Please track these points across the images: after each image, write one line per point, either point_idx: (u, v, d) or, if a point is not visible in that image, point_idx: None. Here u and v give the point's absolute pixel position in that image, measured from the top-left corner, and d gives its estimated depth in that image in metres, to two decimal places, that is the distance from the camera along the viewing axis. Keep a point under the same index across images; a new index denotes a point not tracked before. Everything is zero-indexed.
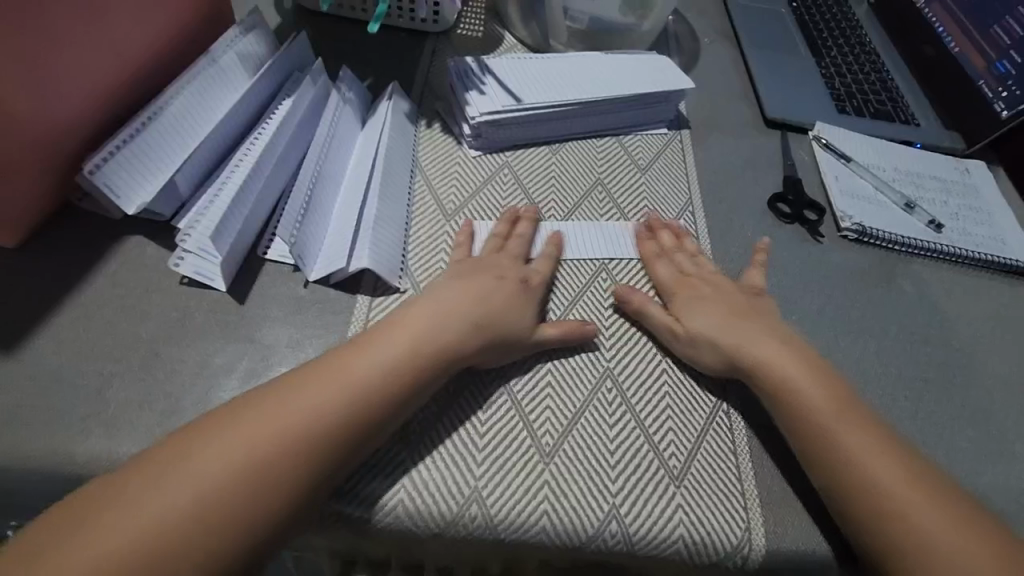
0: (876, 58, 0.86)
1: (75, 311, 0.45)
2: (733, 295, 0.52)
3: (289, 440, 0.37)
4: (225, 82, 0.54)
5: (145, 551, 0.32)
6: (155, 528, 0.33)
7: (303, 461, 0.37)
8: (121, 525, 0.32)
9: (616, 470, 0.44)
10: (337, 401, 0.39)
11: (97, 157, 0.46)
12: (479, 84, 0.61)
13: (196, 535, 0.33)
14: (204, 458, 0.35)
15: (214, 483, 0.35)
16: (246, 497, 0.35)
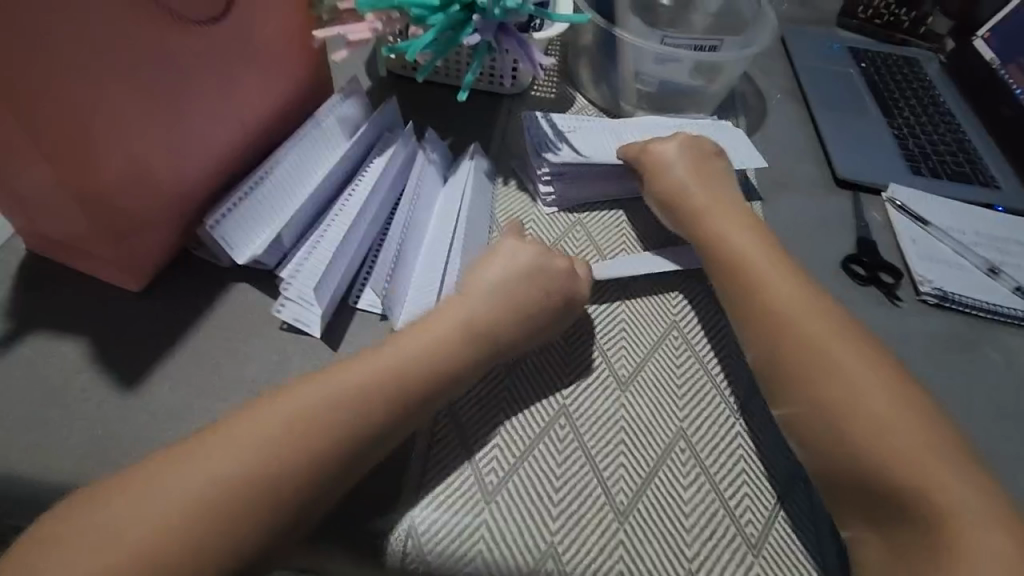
0: (951, 118, 0.85)
1: (189, 351, 0.49)
2: (788, 273, 0.51)
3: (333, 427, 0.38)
4: (326, 143, 0.59)
5: (193, 523, 0.33)
6: (201, 501, 0.34)
7: (334, 453, 0.38)
8: (173, 499, 0.34)
9: (691, 534, 0.44)
10: (355, 409, 0.40)
11: (217, 214, 0.51)
12: (554, 149, 0.63)
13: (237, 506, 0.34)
14: (235, 432, 0.37)
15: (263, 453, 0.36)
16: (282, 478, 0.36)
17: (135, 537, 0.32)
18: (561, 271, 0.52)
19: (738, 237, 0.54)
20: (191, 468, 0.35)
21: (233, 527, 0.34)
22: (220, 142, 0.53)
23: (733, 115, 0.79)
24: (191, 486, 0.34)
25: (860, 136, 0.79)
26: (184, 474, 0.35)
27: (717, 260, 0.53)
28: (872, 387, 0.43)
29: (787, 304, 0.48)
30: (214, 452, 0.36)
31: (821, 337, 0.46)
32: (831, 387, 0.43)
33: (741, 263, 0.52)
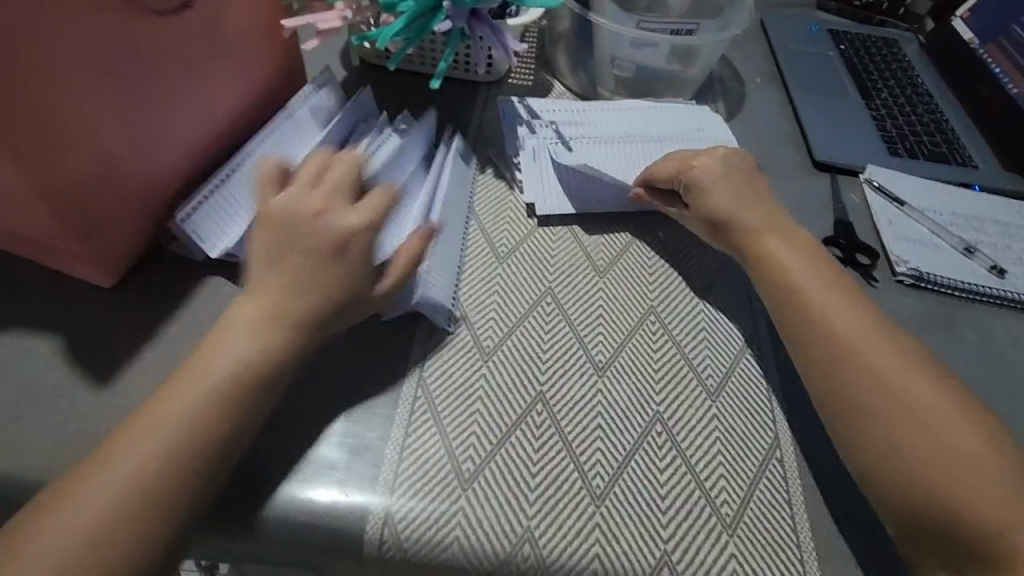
0: (930, 99, 0.85)
1: (162, 346, 0.49)
2: (833, 290, 0.51)
3: (239, 393, 0.40)
4: (300, 134, 0.59)
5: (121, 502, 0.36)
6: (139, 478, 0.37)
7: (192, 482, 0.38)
8: (120, 480, 0.36)
9: (667, 516, 0.44)
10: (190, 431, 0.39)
11: (188, 207, 0.51)
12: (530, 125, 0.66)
13: (169, 476, 0.37)
14: (164, 411, 0.39)
15: (179, 429, 0.38)
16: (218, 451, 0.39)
17: (90, 523, 0.35)
18: (338, 238, 0.46)
19: (783, 245, 0.54)
20: (133, 446, 0.38)
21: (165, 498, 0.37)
22: (190, 135, 0.53)
23: (712, 99, 0.79)
24: (134, 461, 0.37)
25: (839, 118, 0.79)
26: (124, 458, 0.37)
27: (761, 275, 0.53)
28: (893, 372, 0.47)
29: (828, 302, 0.50)
30: (147, 428, 0.38)
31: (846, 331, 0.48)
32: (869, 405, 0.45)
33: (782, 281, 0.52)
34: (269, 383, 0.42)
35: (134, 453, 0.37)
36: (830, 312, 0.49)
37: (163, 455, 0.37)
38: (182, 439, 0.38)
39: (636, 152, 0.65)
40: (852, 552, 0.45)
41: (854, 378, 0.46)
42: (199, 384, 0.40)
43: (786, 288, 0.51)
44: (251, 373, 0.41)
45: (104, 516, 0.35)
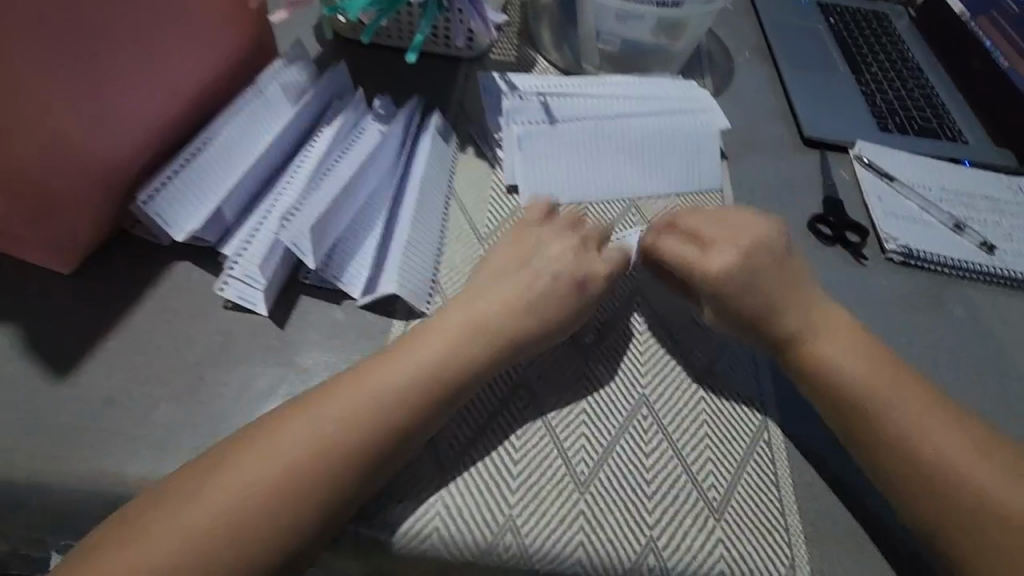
0: (919, 74, 0.83)
1: (127, 335, 0.47)
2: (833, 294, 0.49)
3: (352, 451, 0.38)
4: (270, 111, 0.56)
5: (246, 513, 0.35)
6: (270, 490, 0.36)
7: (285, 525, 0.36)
8: (232, 490, 0.36)
9: (652, 501, 0.43)
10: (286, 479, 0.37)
11: (150, 188, 0.48)
12: (512, 96, 0.62)
13: (306, 497, 0.37)
14: (308, 427, 0.38)
15: (320, 447, 0.38)
16: (348, 476, 0.38)
17: (189, 533, 0.35)
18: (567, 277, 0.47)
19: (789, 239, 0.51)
20: (269, 454, 0.37)
21: (291, 517, 0.36)
22: (152, 111, 0.50)
23: (700, 75, 0.77)
24: (263, 470, 0.37)
25: (828, 93, 0.77)
26: (245, 463, 0.37)
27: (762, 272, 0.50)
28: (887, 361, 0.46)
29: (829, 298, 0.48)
30: (290, 438, 0.38)
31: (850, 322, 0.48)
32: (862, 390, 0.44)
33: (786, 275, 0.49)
34: (383, 441, 0.39)
35: (258, 460, 0.37)
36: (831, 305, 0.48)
37: (300, 471, 0.37)
38: (317, 458, 0.37)
39: (623, 131, 0.62)
40: (841, 533, 0.44)
41: (874, 368, 0.45)
42: (361, 406, 0.39)
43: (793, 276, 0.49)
44: (354, 424, 0.39)
45: (223, 527, 0.35)
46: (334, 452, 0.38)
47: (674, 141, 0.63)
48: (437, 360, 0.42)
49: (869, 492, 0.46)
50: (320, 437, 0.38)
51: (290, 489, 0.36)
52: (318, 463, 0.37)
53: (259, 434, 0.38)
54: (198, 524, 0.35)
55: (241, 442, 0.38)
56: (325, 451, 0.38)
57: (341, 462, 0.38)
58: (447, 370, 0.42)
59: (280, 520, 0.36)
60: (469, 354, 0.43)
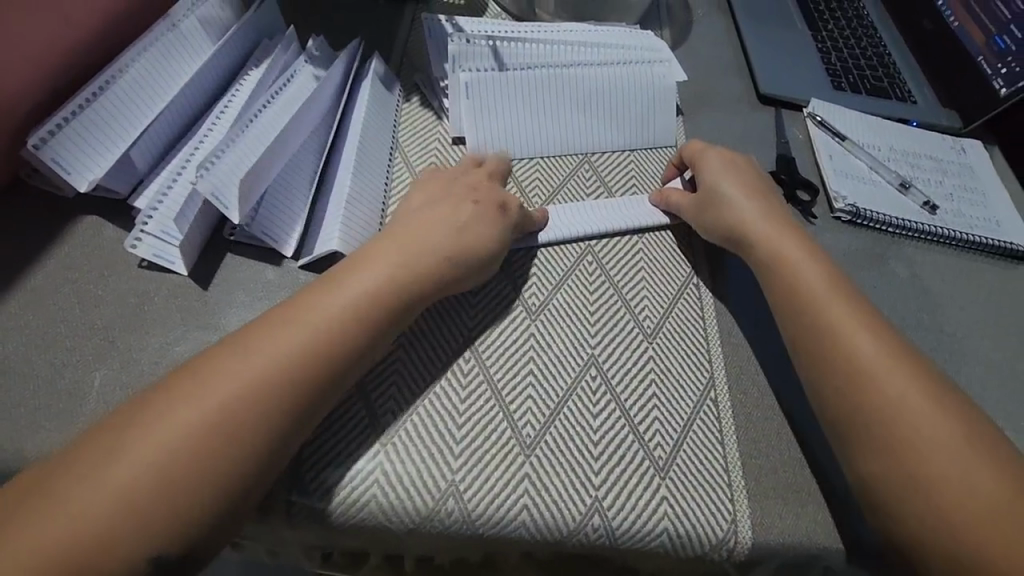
0: (873, 33, 0.83)
1: (26, 296, 0.42)
2: (772, 211, 0.52)
3: (276, 403, 0.36)
4: (187, 50, 0.50)
5: (176, 458, 0.33)
6: (185, 437, 0.34)
7: (214, 479, 0.33)
8: (159, 435, 0.33)
9: (599, 462, 0.43)
10: (203, 433, 0.34)
11: (43, 130, 0.42)
12: (459, 37, 0.58)
13: (242, 444, 0.35)
14: (243, 361, 0.36)
15: (250, 378, 0.36)
16: (280, 417, 0.36)
17: (116, 485, 0.32)
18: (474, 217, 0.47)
19: (712, 168, 0.55)
20: (195, 395, 0.35)
21: (229, 456, 0.34)
22: (42, 40, 0.43)
23: (657, 28, 0.74)
24: (184, 415, 0.34)
25: (784, 47, 0.76)
26: (175, 406, 0.34)
27: (698, 208, 0.54)
28: (813, 309, 0.46)
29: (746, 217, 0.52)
30: (227, 372, 0.36)
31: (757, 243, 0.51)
32: (818, 336, 0.45)
33: (722, 203, 0.53)
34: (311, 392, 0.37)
35: (184, 403, 0.35)
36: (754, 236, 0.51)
37: (233, 410, 0.35)
38: (253, 394, 0.36)
39: (573, 81, 0.59)
40: (784, 489, 0.44)
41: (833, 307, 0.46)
42: (293, 338, 0.38)
43: (724, 204, 0.53)
44: (285, 369, 0.37)
45: (166, 470, 0.33)
46: (266, 392, 0.36)
47: (628, 94, 0.61)
48: (370, 280, 0.41)
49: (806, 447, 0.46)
50: (251, 373, 0.36)
51: (225, 429, 0.34)
52: (253, 399, 0.35)
53: (177, 373, 0.36)
54: (127, 469, 0.32)
55: (158, 390, 0.36)
56: (259, 387, 0.36)
57: (277, 400, 0.36)
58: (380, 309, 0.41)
59: (225, 461, 0.34)
60: (412, 271, 0.43)
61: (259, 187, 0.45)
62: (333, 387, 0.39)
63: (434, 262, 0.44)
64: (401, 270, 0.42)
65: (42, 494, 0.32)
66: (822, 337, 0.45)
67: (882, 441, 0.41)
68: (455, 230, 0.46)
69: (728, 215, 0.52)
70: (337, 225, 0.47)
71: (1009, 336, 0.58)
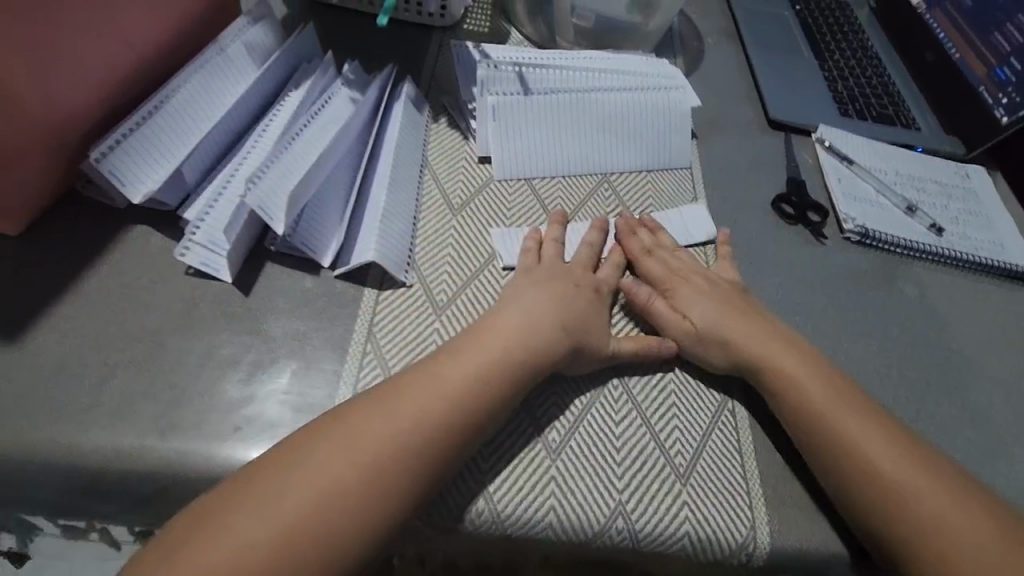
0: (878, 62, 0.86)
1: (80, 300, 0.44)
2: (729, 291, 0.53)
3: (388, 474, 0.37)
4: (233, 71, 0.54)
5: (291, 523, 0.34)
6: (318, 501, 0.35)
7: (328, 552, 0.34)
8: (281, 504, 0.34)
9: (622, 468, 0.44)
10: (318, 500, 0.35)
11: (103, 145, 0.45)
12: (486, 63, 0.61)
13: (355, 513, 0.35)
14: (355, 430, 0.37)
15: (365, 448, 0.37)
16: (404, 482, 0.37)
17: (256, 542, 0.33)
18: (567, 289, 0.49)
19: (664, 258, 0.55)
20: (305, 459, 0.36)
21: (340, 526, 0.34)
22: (103, 61, 0.46)
23: (670, 55, 0.78)
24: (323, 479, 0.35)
25: (792, 76, 0.79)
26: (292, 472, 0.35)
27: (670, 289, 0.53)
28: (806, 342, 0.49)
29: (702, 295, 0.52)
30: (339, 441, 0.37)
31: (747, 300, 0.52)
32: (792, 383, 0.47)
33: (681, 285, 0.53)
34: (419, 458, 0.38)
35: (300, 470, 0.36)
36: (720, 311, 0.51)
37: (346, 479, 0.36)
38: (367, 466, 0.36)
39: (593, 105, 0.62)
40: (800, 496, 0.46)
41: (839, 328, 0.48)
42: (403, 411, 0.39)
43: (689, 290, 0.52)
44: (389, 437, 0.37)
45: (308, 532, 0.34)
46: (394, 456, 0.37)
47: (646, 118, 0.64)
48: (493, 354, 0.42)
49: None
50: (383, 440, 0.37)
51: (338, 497, 0.35)
52: (367, 472, 0.36)
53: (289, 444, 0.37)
54: (264, 532, 0.33)
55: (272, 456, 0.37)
56: (369, 456, 0.37)
57: (405, 462, 0.37)
58: (486, 377, 0.42)
59: (337, 531, 0.34)
60: (519, 344, 0.44)
61: (301, 201, 0.47)
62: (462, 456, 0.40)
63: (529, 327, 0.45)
64: (525, 348, 0.43)
65: (172, 548, 0.32)
66: (802, 401, 0.46)
67: (878, 467, 0.43)
68: (552, 305, 0.47)
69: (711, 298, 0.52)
70: (370, 240, 0.50)
71: (1014, 354, 0.60)
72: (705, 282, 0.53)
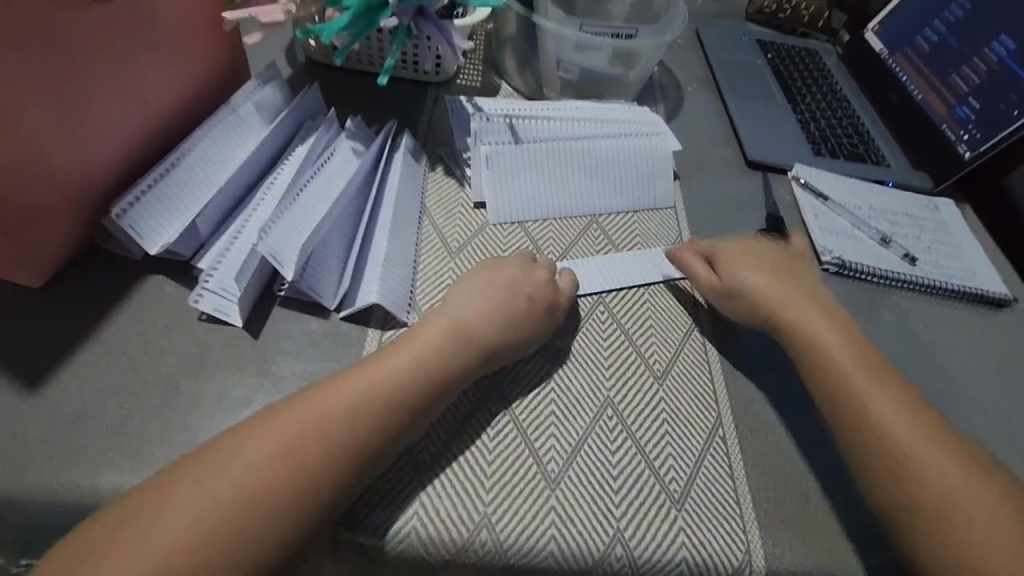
0: (847, 105, 0.92)
1: (99, 347, 0.47)
2: (791, 292, 0.56)
3: (345, 451, 0.39)
4: (245, 130, 0.57)
5: (251, 488, 0.36)
6: (281, 469, 0.37)
7: (279, 516, 0.36)
8: (244, 470, 0.37)
9: (619, 495, 0.46)
10: (278, 468, 0.37)
11: (124, 202, 0.48)
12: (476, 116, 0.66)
13: (310, 481, 0.37)
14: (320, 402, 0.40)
15: (326, 420, 0.39)
16: (356, 455, 0.39)
17: (214, 506, 0.35)
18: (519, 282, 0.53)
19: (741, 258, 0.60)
20: (273, 429, 0.38)
21: (295, 491, 0.37)
22: (126, 124, 0.50)
23: (652, 104, 0.83)
24: (261, 456, 0.37)
25: (766, 120, 0.85)
26: (258, 440, 0.38)
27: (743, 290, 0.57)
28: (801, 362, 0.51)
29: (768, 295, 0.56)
30: (303, 414, 0.39)
31: (785, 313, 0.55)
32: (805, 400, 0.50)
33: (751, 292, 0.57)
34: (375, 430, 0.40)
35: (265, 437, 0.38)
36: (779, 318, 0.55)
37: (307, 445, 0.38)
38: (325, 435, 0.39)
39: (579, 151, 0.66)
40: (793, 520, 0.47)
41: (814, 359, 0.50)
42: (364, 389, 0.41)
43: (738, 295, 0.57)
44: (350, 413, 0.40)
45: (238, 513, 0.35)
46: (349, 430, 0.39)
47: (629, 162, 0.68)
48: (445, 338, 0.46)
49: (815, 483, 0.50)
50: (344, 414, 0.40)
51: (296, 464, 0.37)
52: (325, 442, 0.39)
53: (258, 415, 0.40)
54: (201, 509, 0.35)
55: (243, 425, 0.39)
56: (328, 429, 0.39)
57: (340, 445, 0.39)
58: (443, 363, 0.45)
59: (291, 497, 0.37)
60: (475, 332, 0.47)
61: (309, 249, 0.50)
62: (403, 437, 0.42)
63: (484, 319, 0.48)
64: (479, 334, 0.47)
65: (131, 517, 0.34)
66: (833, 416, 0.49)
67: None
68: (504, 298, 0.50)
69: (776, 300, 0.56)
70: (370, 287, 0.53)
71: (991, 377, 0.63)
72: (763, 286, 0.57)
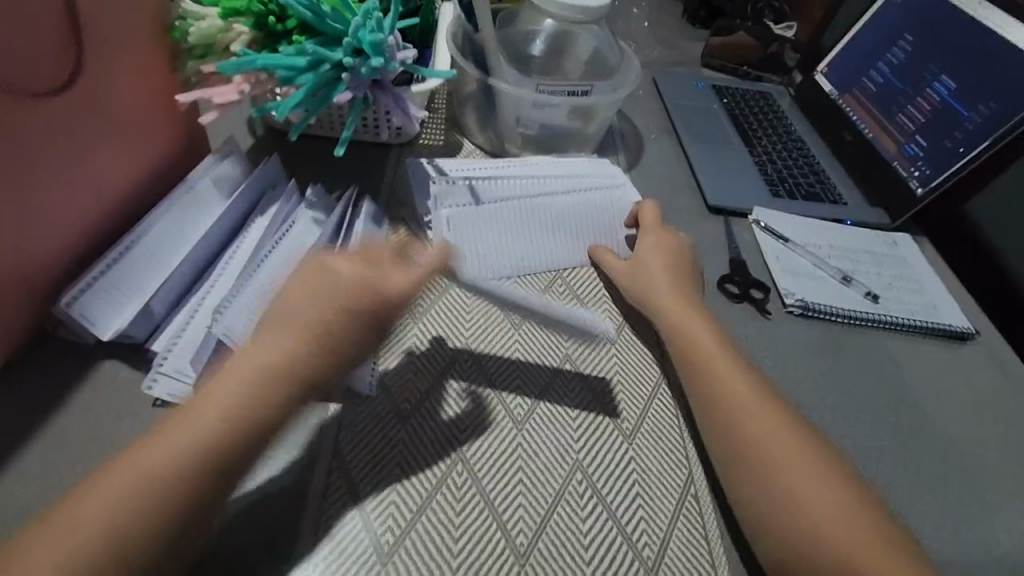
0: (803, 145, 0.95)
1: (50, 441, 0.45)
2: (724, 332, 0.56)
3: (225, 447, 0.37)
4: (203, 206, 0.57)
5: (129, 509, 0.35)
6: (161, 480, 0.36)
7: (163, 529, 0.35)
8: (125, 488, 0.35)
9: (591, 565, 0.45)
10: (159, 480, 0.36)
11: (71, 291, 0.48)
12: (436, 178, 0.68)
13: (188, 485, 0.36)
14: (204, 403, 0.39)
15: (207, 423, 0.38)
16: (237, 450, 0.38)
17: (98, 532, 0.34)
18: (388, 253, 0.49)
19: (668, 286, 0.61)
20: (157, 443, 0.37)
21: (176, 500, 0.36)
22: (79, 210, 0.50)
23: (613, 154, 0.85)
24: (149, 467, 0.36)
25: (724, 164, 0.87)
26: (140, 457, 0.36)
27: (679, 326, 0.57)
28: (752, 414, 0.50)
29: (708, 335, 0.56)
30: (182, 422, 0.38)
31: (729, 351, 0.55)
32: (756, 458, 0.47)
33: (690, 337, 0.55)
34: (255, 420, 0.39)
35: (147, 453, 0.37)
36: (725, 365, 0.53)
37: (188, 453, 0.37)
38: (207, 436, 0.37)
39: (538, 208, 0.67)
40: None
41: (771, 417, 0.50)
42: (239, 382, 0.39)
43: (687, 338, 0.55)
44: (237, 407, 0.39)
45: (118, 537, 0.34)
46: (230, 428, 0.38)
47: (589, 216, 0.69)
48: (321, 309, 0.43)
49: None
50: (223, 410, 0.38)
51: (181, 474, 0.36)
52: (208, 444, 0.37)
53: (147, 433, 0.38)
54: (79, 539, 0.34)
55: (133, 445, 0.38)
56: (209, 428, 0.38)
57: (215, 439, 0.37)
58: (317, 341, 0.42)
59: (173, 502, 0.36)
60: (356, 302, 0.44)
61: None
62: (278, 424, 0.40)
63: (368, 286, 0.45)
64: (357, 302, 0.44)
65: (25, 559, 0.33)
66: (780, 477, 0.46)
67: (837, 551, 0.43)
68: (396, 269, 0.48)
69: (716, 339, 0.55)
70: None
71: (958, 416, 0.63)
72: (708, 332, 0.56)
